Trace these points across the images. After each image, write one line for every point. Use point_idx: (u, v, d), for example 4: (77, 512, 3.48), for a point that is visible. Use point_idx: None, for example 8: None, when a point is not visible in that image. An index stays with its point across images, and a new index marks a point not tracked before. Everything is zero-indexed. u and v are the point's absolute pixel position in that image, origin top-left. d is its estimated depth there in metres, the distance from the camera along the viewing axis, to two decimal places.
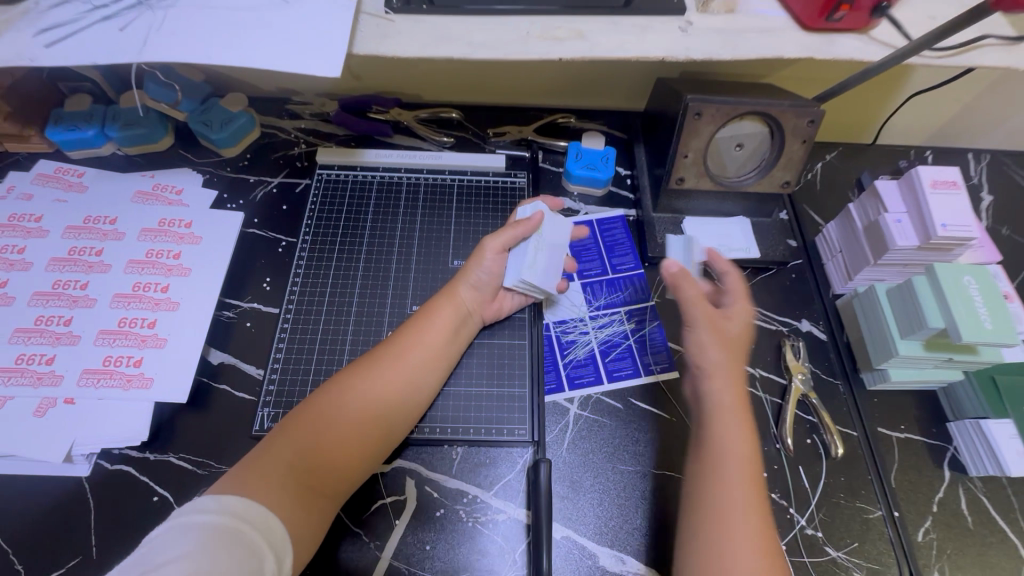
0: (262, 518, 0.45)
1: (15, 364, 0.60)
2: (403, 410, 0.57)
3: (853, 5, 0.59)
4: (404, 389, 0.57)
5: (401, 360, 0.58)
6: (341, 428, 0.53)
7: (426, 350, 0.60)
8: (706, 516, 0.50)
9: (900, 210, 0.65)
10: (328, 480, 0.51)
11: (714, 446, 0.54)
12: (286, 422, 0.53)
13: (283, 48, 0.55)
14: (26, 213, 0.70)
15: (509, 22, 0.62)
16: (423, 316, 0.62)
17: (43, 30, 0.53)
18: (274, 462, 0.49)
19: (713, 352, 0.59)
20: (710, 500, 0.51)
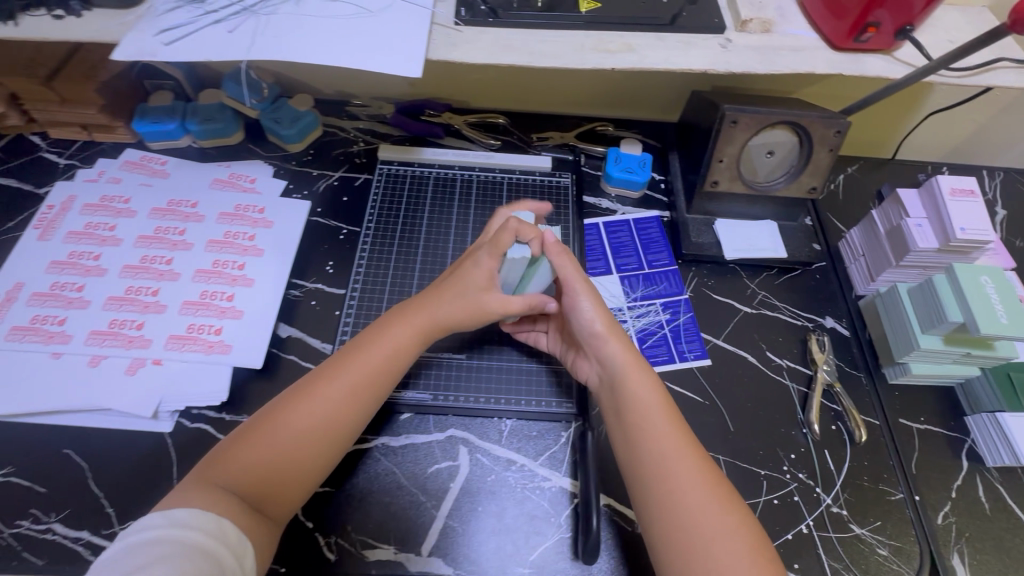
0: (216, 522, 0.48)
1: (109, 328, 0.67)
2: (349, 427, 0.57)
3: (879, 27, 0.65)
4: (347, 407, 0.57)
5: (346, 377, 0.57)
6: (282, 442, 0.54)
7: (374, 368, 0.59)
8: (649, 467, 0.54)
9: (921, 215, 0.71)
10: (273, 491, 0.53)
11: (632, 407, 0.58)
12: (239, 434, 0.55)
13: (369, 51, 0.61)
14: (116, 195, 0.78)
15: (566, 36, 0.68)
16: (373, 333, 0.61)
17: (162, 31, 0.60)
18: (221, 476, 0.51)
19: (603, 327, 0.62)
20: (648, 449, 0.55)
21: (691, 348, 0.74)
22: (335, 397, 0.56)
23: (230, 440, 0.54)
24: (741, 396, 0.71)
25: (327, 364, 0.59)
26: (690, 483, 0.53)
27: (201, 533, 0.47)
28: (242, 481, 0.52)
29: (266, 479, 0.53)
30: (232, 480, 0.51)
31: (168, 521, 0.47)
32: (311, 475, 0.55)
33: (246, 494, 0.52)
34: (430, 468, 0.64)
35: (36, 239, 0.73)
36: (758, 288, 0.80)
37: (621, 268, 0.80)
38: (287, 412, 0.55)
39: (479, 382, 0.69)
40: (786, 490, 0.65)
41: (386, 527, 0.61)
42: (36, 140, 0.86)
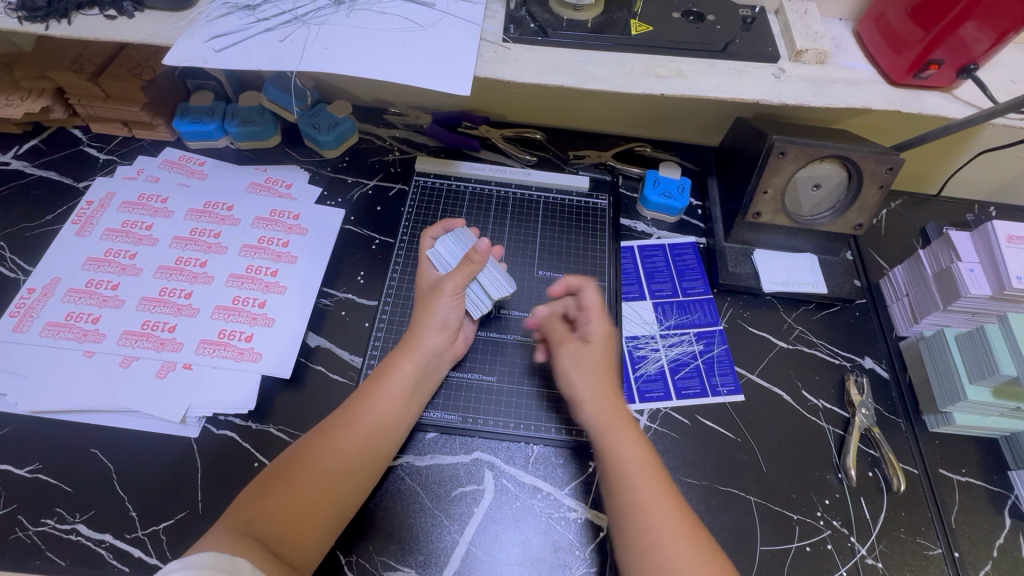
0: (228, 560, 0.43)
1: (141, 329, 0.68)
2: (364, 469, 0.57)
3: (942, 64, 0.62)
4: (362, 448, 0.57)
5: (358, 417, 0.58)
6: (301, 487, 0.53)
7: (384, 409, 0.59)
8: (626, 522, 0.53)
9: (973, 260, 0.68)
10: (293, 542, 0.50)
11: (609, 460, 0.57)
12: (255, 486, 0.53)
13: (415, 66, 0.60)
14: (154, 194, 0.79)
15: (616, 57, 0.66)
16: (379, 376, 0.61)
17: (213, 37, 0.60)
18: (241, 526, 0.49)
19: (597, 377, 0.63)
20: (622, 504, 0.54)
21: (725, 382, 0.72)
22: (348, 439, 0.56)
23: (246, 493, 0.53)
24: (773, 435, 0.69)
25: (339, 410, 0.59)
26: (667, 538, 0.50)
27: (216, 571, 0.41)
28: (264, 529, 0.49)
29: (287, 528, 0.50)
30: (250, 527, 0.49)
31: (179, 564, 0.40)
32: (330, 521, 0.54)
33: (270, 543, 0.49)
34: (454, 490, 0.63)
35: (75, 234, 0.75)
36: (795, 322, 0.78)
37: (655, 294, 0.78)
38: (305, 458, 0.55)
39: (512, 408, 0.68)
40: (819, 538, 0.63)
41: (408, 550, 0.59)
42: (78, 134, 0.87)
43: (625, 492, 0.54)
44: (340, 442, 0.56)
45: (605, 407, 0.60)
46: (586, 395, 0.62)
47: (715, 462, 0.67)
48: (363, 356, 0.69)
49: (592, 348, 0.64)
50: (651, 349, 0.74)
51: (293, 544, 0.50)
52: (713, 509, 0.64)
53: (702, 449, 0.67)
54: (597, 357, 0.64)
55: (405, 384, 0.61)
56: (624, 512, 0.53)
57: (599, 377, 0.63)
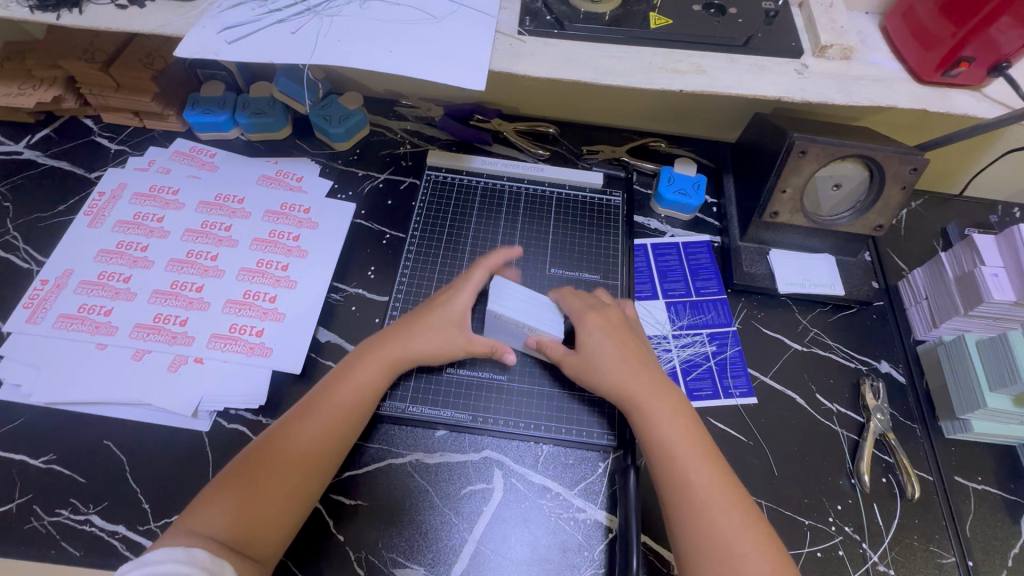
0: (187, 551, 0.46)
1: (153, 322, 0.68)
2: (320, 467, 0.56)
3: (972, 61, 0.60)
4: (317, 445, 0.56)
5: (320, 416, 0.58)
6: (257, 487, 0.53)
7: (340, 407, 0.59)
8: (674, 493, 0.54)
9: (997, 264, 0.67)
10: (249, 538, 0.51)
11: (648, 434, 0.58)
12: (220, 480, 0.54)
13: (428, 59, 0.59)
14: (164, 185, 0.78)
15: (634, 52, 0.64)
16: (338, 377, 0.61)
17: (225, 29, 0.59)
18: (195, 528, 0.50)
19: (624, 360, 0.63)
20: (672, 476, 0.55)
21: (737, 384, 0.71)
22: (304, 437, 0.56)
23: (209, 492, 0.53)
24: (786, 439, 0.68)
25: (295, 408, 0.59)
26: (718, 506, 0.53)
27: (171, 563, 0.45)
28: (217, 530, 0.50)
29: (242, 525, 0.51)
30: (211, 518, 0.51)
31: (137, 562, 0.45)
32: (289, 518, 0.54)
33: (224, 540, 0.49)
34: (463, 488, 0.63)
35: (86, 225, 0.75)
36: (811, 324, 0.77)
37: (668, 293, 0.77)
38: (272, 451, 0.55)
39: (520, 407, 0.68)
40: (830, 544, 0.62)
41: (417, 547, 0.60)
42: (89, 124, 0.86)
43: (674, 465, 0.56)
44: (293, 441, 0.56)
45: (636, 380, 0.61)
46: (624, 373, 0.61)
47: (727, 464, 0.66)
48: None
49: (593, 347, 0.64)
50: (663, 349, 0.73)
51: (250, 541, 0.51)
52: None
53: None
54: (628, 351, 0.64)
55: (363, 381, 0.61)
56: (668, 482, 0.55)
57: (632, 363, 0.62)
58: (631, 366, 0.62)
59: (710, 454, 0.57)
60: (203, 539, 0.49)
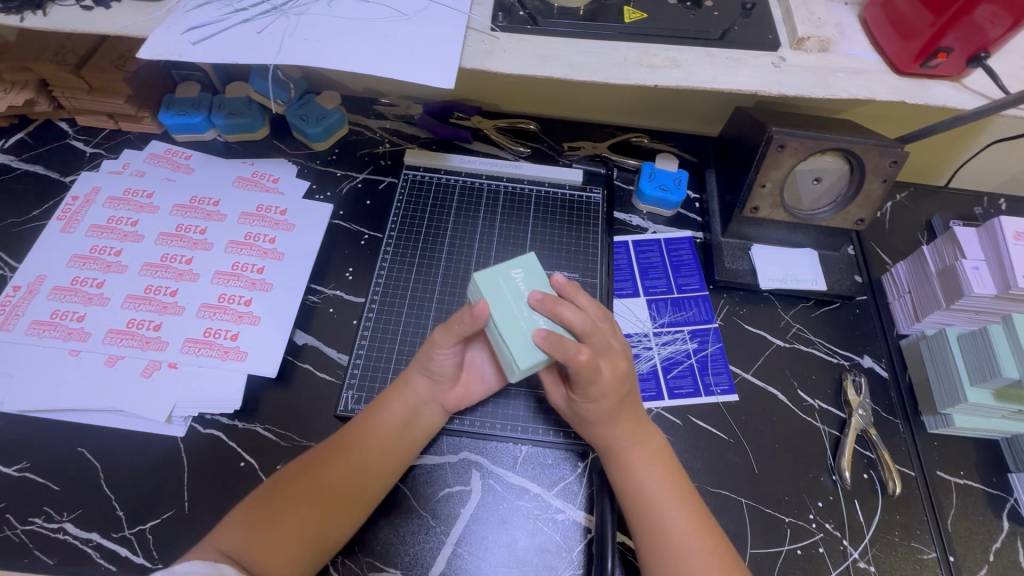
0: (213, 567, 0.46)
1: (127, 328, 0.67)
2: (352, 503, 0.55)
3: (950, 52, 0.59)
4: (350, 479, 0.56)
5: (353, 455, 0.56)
6: (288, 513, 0.52)
7: (376, 444, 0.58)
8: (651, 541, 0.54)
9: (978, 257, 0.66)
10: (271, 563, 0.50)
11: (628, 479, 0.57)
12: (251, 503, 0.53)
13: (396, 57, 0.58)
14: (139, 188, 0.78)
15: (608, 46, 0.63)
16: (370, 413, 0.59)
17: (190, 29, 0.58)
18: (219, 543, 0.50)
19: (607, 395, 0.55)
20: (648, 523, 0.55)
21: (719, 381, 0.71)
22: (335, 468, 0.56)
23: (236, 509, 0.53)
24: (768, 436, 0.68)
25: (329, 440, 0.58)
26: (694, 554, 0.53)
27: (199, 574, 0.44)
28: (238, 548, 0.50)
29: (268, 551, 0.50)
30: (235, 549, 0.50)
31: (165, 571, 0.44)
32: (314, 549, 0.53)
33: (245, 562, 0.50)
34: (440, 491, 0.63)
35: (59, 230, 0.74)
36: (793, 319, 0.76)
37: (649, 291, 0.77)
38: (304, 486, 0.54)
39: (496, 408, 0.67)
40: (811, 541, 0.62)
41: (394, 550, 0.59)
42: (64, 127, 0.85)
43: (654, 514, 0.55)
44: (326, 472, 0.55)
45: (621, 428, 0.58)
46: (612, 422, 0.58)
47: (707, 463, 0.66)
48: (350, 355, 0.69)
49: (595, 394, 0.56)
50: (643, 347, 0.72)
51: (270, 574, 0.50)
52: None
53: (694, 450, 0.66)
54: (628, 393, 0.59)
55: (395, 421, 0.59)
56: (649, 531, 0.54)
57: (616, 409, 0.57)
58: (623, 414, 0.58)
59: (690, 502, 0.56)
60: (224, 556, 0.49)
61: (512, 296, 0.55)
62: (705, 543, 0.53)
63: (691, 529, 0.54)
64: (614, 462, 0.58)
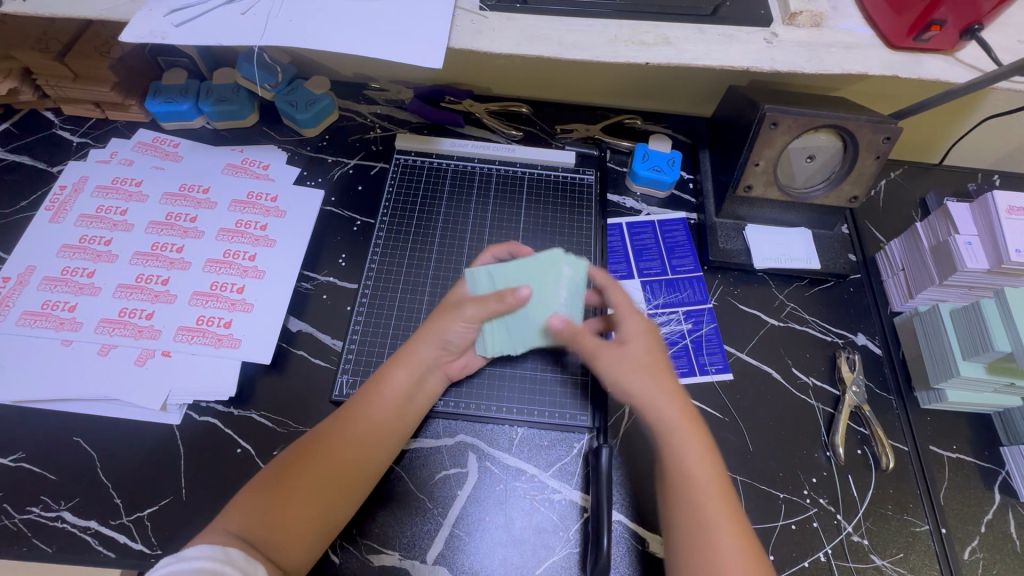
0: (222, 550, 0.45)
1: (119, 317, 0.67)
2: (359, 475, 0.56)
3: (943, 24, 0.58)
4: (356, 454, 0.56)
5: (356, 428, 0.56)
6: (296, 491, 0.52)
7: (379, 416, 0.58)
8: (687, 529, 0.51)
9: (971, 233, 0.66)
10: (281, 542, 0.50)
11: (672, 465, 0.54)
12: (258, 481, 0.53)
13: (382, 38, 0.57)
14: (128, 177, 0.77)
15: (598, 24, 0.61)
16: (372, 386, 0.59)
17: (173, 11, 0.57)
18: (229, 527, 0.49)
19: (640, 339, 0.60)
20: (686, 510, 0.51)
21: (713, 361, 0.71)
22: (342, 443, 0.55)
23: (240, 493, 0.52)
24: (762, 414, 0.68)
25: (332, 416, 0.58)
26: (727, 548, 0.49)
27: (209, 560, 0.43)
28: (250, 533, 0.49)
29: (281, 531, 0.50)
30: (239, 525, 0.49)
31: (172, 557, 0.43)
32: (323, 524, 0.53)
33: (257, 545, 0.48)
34: (437, 474, 0.63)
35: (48, 221, 0.73)
36: (787, 299, 0.76)
37: (643, 272, 0.77)
38: (309, 461, 0.54)
39: (491, 390, 0.67)
40: (805, 516, 0.63)
41: (391, 532, 0.60)
42: (50, 116, 0.84)
43: (692, 503, 0.52)
44: (332, 444, 0.55)
45: (671, 409, 0.56)
46: (656, 400, 0.56)
47: None
48: (344, 340, 0.68)
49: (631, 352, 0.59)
50: None
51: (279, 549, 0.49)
52: None
53: None
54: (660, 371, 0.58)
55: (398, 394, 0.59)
56: (687, 518, 0.51)
57: (655, 377, 0.58)
58: (667, 390, 0.57)
59: (733, 504, 0.52)
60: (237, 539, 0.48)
61: (550, 286, 0.59)
62: (737, 536, 0.50)
63: (725, 520, 0.51)
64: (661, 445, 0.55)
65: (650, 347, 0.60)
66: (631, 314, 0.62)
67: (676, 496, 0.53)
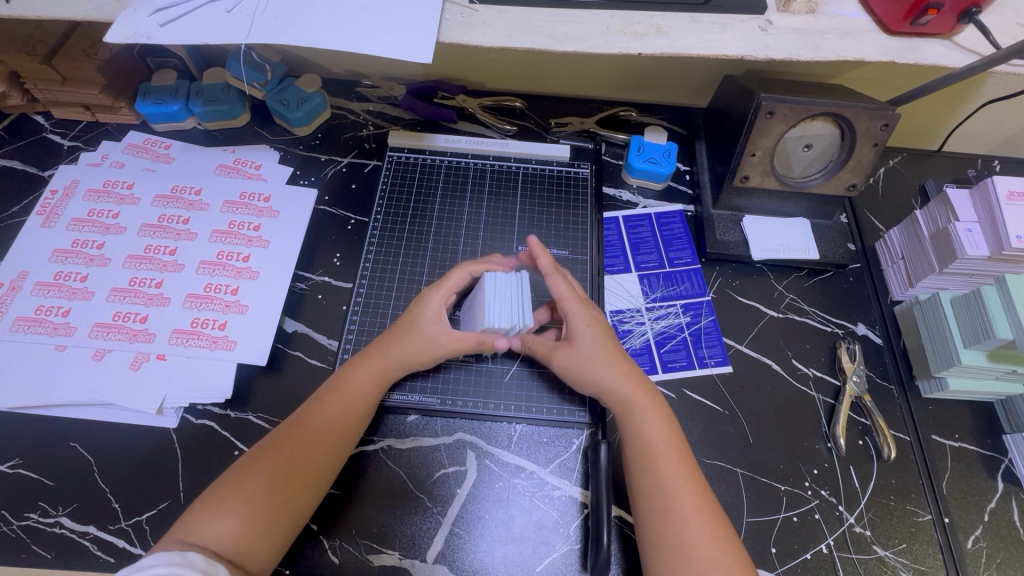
0: (182, 555, 0.45)
1: (113, 321, 0.67)
2: (320, 475, 0.55)
3: (941, 8, 0.57)
4: (318, 454, 0.55)
5: (315, 432, 0.56)
6: (255, 497, 0.52)
7: (343, 418, 0.58)
8: (655, 502, 0.53)
9: (972, 220, 0.65)
10: (247, 549, 0.50)
11: (636, 440, 0.57)
12: (216, 489, 0.52)
13: (369, 34, 0.56)
14: (119, 180, 0.76)
15: (590, 15, 0.60)
16: (333, 388, 0.59)
17: (158, 10, 0.56)
18: (192, 537, 0.49)
19: (587, 330, 0.62)
20: (655, 486, 0.54)
21: (712, 354, 0.70)
22: (300, 446, 0.55)
23: (201, 501, 0.52)
24: (762, 407, 0.68)
25: (289, 420, 0.58)
26: (691, 517, 0.52)
27: (165, 566, 0.43)
28: (212, 540, 0.49)
29: (245, 535, 0.50)
30: (198, 536, 0.49)
31: (130, 568, 0.42)
32: (286, 526, 0.53)
33: (221, 553, 0.48)
34: (436, 473, 0.63)
35: (40, 225, 0.73)
36: (786, 290, 0.75)
37: (641, 266, 0.76)
38: (266, 467, 0.53)
39: (486, 387, 0.67)
40: (807, 508, 0.62)
41: (392, 531, 0.59)
42: (40, 120, 0.84)
43: (654, 474, 0.54)
44: (292, 448, 0.55)
45: (627, 386, 0.59)
46: (613, 380, 0.59)
47: (701, 435, 0.66)
48: (340, 340, 0.68)
49: (583, 345, 0.61)
50: (636, 323, 0.72)
51: (247, 552, 0.50)
52: None
53: (687, 423, 0.66)
54: (610, 349, 0.61)
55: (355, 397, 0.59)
56: (654, 491, 0.54)
57: (612, 361, 0.61)
58: (620, 369, 0.60)
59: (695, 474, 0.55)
60: (198, 547, 0.48)
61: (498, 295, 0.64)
62: (703, 508, 0.52)
63: (689, 491, 0.53)
64: (623, 420, 0.58)
65: (598, 334, 0.62)
66: (576, 309, 0.63)
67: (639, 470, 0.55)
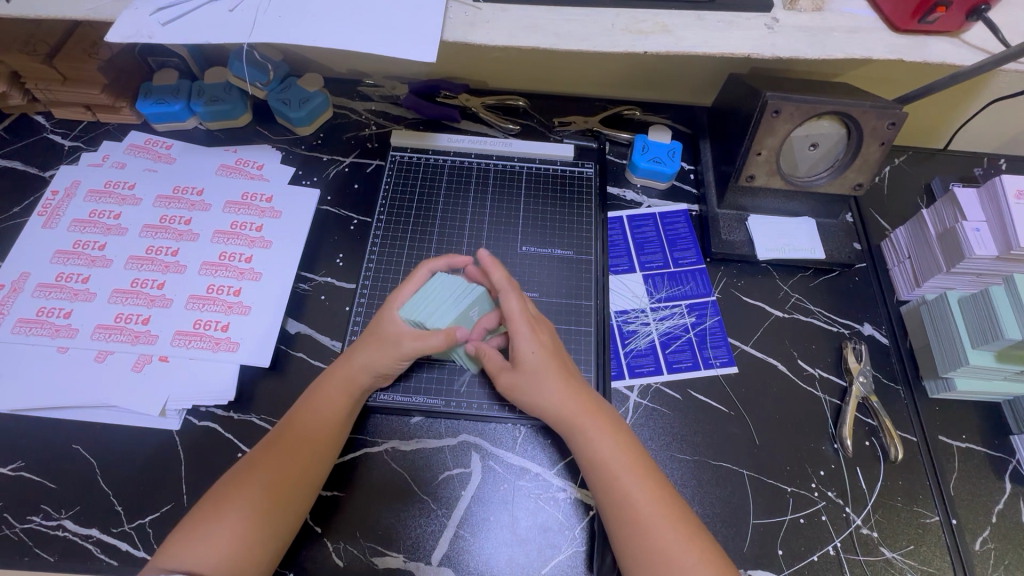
0: None
1: (115, 322, 0.66)
2: (296, 489, 0.55)
3: (949, 5, 0.56)
4: (284, 474, 0.55)
5: (279, 453, 0.55)
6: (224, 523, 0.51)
7: (300, 430, 0.57)
8: (617, 516, 0.53)
9: (980, 219, 0.65)
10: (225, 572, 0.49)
11: (591, 460, 0.56)
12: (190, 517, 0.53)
13: (373, 33, 0.55)
14: (120, 181, 0.76)
15: (595, 13, 0.60)
16: (294, 408, 0.59)
17: (160, 9, 0.55)
18: (172, 565, 0.49)
19: (535, 350, 0.59)
20: (615, 501, 0.54)
21: (718, 354, 0.70)
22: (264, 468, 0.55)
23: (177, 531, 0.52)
24: (768, 408, 0.67)
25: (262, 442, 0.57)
26: (660, 530, 0.52)
27: None
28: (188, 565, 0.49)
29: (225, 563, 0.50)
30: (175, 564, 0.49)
31: None
32: (271, 544, 0.52)
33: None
34: (440, 474, 0.62)
35: (41, 226, 0.72)
36: (792, 290, 0.75)
37: (645, 265, 0.75)
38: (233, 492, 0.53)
39: (491, 388, 0.66)
40: (814, 509, 0.62)
41: (396, 533, 0.59)
42: (41, 120, 0.83)
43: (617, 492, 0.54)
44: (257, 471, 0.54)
45: (576, 406, 0.58)
46: (557, 399, 0.58)
47: (707, 436, 0.65)
48: (343, 341, 0.68)
49: (532, 367, 0.59)
50: (641, 323, 0.71)
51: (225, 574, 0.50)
52: (706, 483, 0.63)
53: (693, 424, 0.66)
54: (555, 368, 0.59)
55: (308, 408, 0.58)
56: (613, 504, 0.54)
57: (562, 381, 0.59)
58: (566, 386, 0.58)
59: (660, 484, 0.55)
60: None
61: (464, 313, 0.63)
62: (672, 519, 0.52)
63: (655, 501, 0.53)
64: (574, 441, 0.58)
65: (544, 352, 0.60)
66: (523, 327, 0.60)
67: (602, 489, 0.55)
